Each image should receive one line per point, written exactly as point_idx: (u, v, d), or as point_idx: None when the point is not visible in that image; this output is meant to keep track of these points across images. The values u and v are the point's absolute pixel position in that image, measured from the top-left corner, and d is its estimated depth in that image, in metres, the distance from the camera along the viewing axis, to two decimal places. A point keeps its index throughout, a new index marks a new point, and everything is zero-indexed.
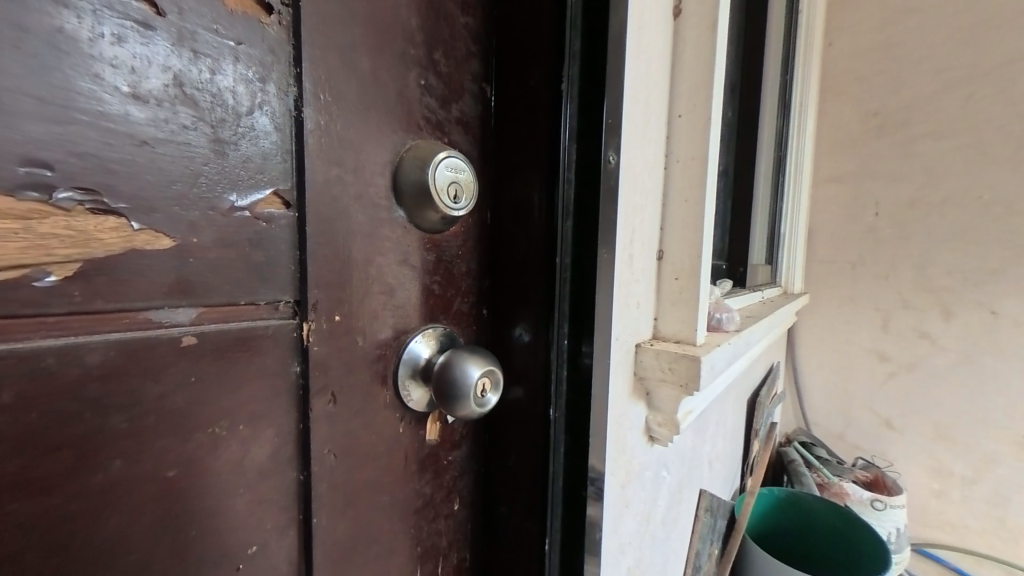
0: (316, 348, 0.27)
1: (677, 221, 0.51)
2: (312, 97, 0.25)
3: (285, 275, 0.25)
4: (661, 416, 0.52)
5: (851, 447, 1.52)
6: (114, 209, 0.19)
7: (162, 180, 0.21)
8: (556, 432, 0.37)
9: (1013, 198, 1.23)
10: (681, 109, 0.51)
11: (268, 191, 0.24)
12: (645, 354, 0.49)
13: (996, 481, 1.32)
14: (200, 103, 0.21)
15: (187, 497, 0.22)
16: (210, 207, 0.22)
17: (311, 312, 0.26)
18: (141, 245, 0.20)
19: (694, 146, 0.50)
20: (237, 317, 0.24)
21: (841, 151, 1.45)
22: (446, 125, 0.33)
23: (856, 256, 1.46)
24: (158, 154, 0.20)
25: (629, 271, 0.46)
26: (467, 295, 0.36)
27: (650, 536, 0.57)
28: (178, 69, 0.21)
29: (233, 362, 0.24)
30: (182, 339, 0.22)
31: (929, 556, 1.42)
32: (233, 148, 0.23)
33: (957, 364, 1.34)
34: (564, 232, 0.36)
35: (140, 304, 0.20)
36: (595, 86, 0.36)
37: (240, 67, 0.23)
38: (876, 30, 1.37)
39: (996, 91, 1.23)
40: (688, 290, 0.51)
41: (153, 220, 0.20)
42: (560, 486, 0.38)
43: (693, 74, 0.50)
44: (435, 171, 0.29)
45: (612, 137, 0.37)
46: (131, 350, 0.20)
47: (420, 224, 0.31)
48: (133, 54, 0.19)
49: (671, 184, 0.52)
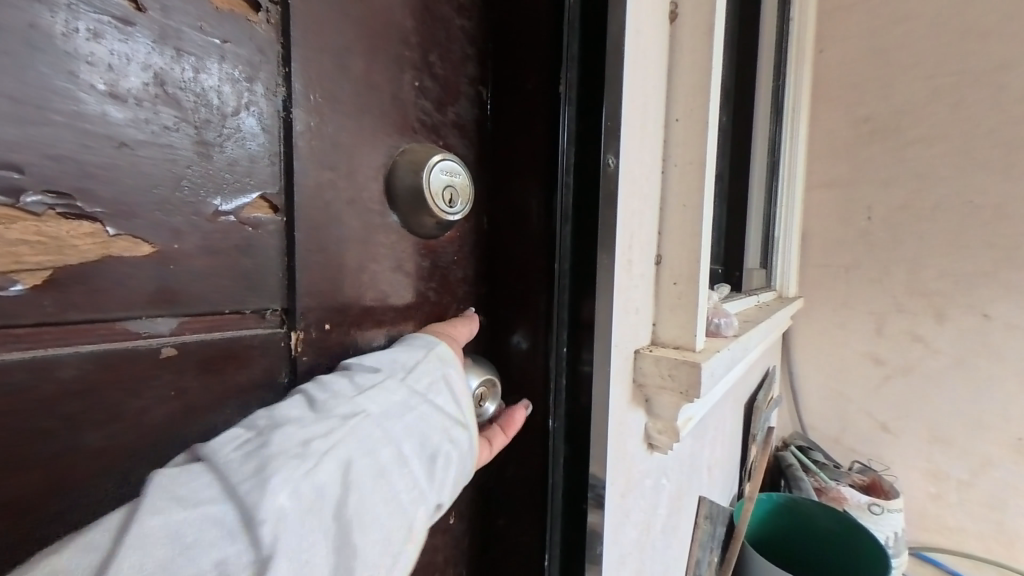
0: (305, 358, 0.26)
1: (675, 226, 0.51)
2: (302, 98, 0.24)
3: (273, 282, 0.24)
4: (660, 423, 0.51)
5: (847, 451, 1.51)
6: (89, 214, 0.18)
7: (142, 184, 0.19)
8: (555, 441, 0.36)
9: (1003, 202, 1.25)
10: (677, 114, 0.50)
11: (255, 195, 0.23)
12: (644, 361, 0.49)
13: (993, 484, 1.32)
14: (184, 103, 0.20)
15: None
16: (194, 212, 0.21)
17: (300, 321, 0.25)
18: (119, 252, 0.19)
19: (691, 150, 0.49)
20: (221, 327, 0.23)
21: (835, 156, 1.46)
22: (442, 128, 0.32)
23: (850, 260, 1.46)
24: (138, 157, 0.19)
25: (628, 277, 0.45)
26: (464, 302, 0.35)
27: (651, 544, 0.56)
28: (160, 68, 0.20)
29: (220, 375, 0.23)
30: (162, 350, 0.21)
31: (927, 559, 1.41)
32: (219, 150, 0.22)
33: (952, 367, 1.34)
34: (561, 238, 0.35)
35: (118, 315, 0.19)
36: (593, 85, 0.35)
37: (226, 66, 0.22)
38: (866, 38, 1.38)
39: (985, 98, 1.25)
40: (687, 294, 0.51)
41: (132, 225, 0.19)
42: (560, 497, 0.37)
43: (689, 79, 0.49)
44: (429, 175, 0.29)
45: (611, 141, 0.36)
46: (106, 363, 0.19)
47: (416, 230, 0.30)
48: (111, 50, 0.18)
49: (668, 190, 0.51)
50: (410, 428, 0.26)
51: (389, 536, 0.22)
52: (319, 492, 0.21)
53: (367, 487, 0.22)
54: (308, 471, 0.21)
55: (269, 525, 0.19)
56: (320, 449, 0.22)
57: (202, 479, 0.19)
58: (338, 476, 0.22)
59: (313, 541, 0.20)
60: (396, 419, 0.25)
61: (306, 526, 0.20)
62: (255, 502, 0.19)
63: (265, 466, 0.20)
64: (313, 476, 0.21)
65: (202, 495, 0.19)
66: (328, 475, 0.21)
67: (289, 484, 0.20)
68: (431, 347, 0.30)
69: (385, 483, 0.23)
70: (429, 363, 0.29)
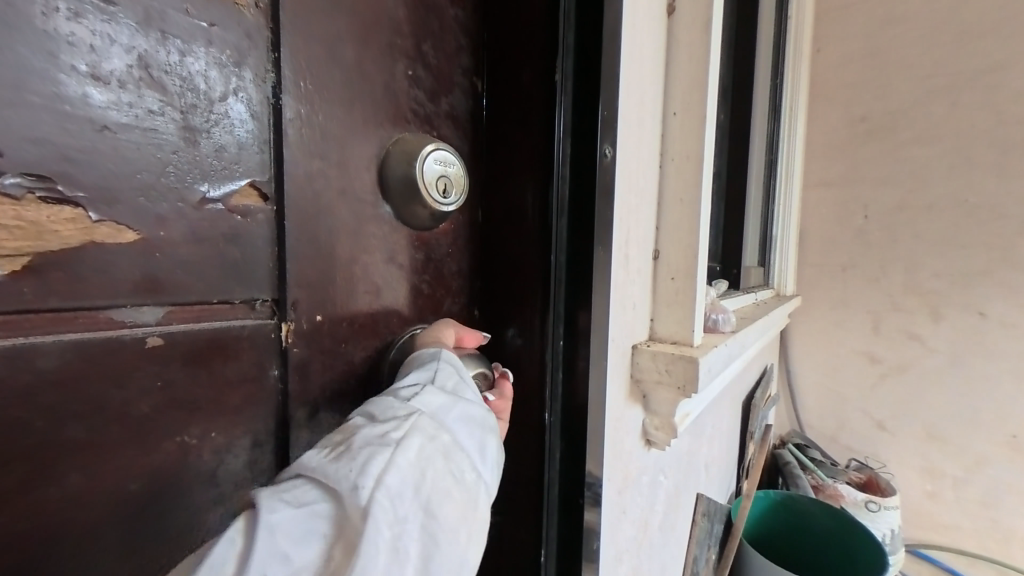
0: (296, 350, 0.25)
1: (671, 221, 0.51)
2: (291, 85, 0.24)
3: (263, 272, 0.24)
4: (658, 419, 0.51)
5: (843, 449, 1.52)
6: (70, 199, 0.18)
7: (127, 169, 0.19)
8: (551, 437, 0.36)
9: (999, 201, 1.25)
10: (675, 108, 0.50)
11: (244, 182, 0.23)
12: (641, 356, 0.48)
13: (987, 481, 1.33)
14: (169, 87, 0.20)
15: (154, 511, 0.21)
16: (180, 200, 0.21)
17: (290, 312, 0.25)
18: (102, 239, 0.19)
19: (688, 144, 0.49)
20: (209, 317, 0.22)
21: (832, 155, 1.45)
22: (436, 119, 0.31)
23: (847, 258, 1.46)
24: (123, 141, 0.19)
25: (625, 272, 0.45)
26: (458, 296, 0.35)
27: (648, 542, 0.56)
28: (144, 50, 0.19)
29: (208, 366, 0.22)
30: (148, 340, 0.20)
31: (922, 556, 1.42)
32: (206, 137, 0.21)
33: (947, 365, 1.35)
34: (558, 230, 0.34)
35: (101, 304, 0.19)
36: (591, 74, 0.34)
37: (213, 50, 0.21)
38: (864, 36, 1.38)
39: (981, 97, 1.25)
40: (685, 291, 0.50)
41: (115, 212, 0.19)
42: (555, 493, 0.37)
43: (686, 74, 0.49)
44: (423, 165, 0.28)
45: (608, 131, 0.36)
46: (89, 352, 0.19)
47: (409, 222, 0.30)
48: (93, 31, 0.18)
49: (666, 185, 0.51)
50: (470, 413, 0.25)
51: (466, 520, 0.22)
52: (405, 479, 0.21)
53: (446, 472, 0.22)
54: (390, 460, 0.21)
55: (366, 515, 0.19)
56: (394, 440, 0.22)
57: (303, 487, 0.21)
58: (418, 462, 0.22)
59: (403, 530, 0.20)
60: (452, 408, 0.25)
61: (397, 514, 0.20)
62: (350, 496, 0.20)
63: (352, 459, 0.21)
64: (396, 463, 0.21)
65: (305, 499, 0.20)
66: (409, 461, 0.21)
67: (376, 473, 0.20)
68: (439, 355, 0.28)
69: (458, 466, 0.23)
70: (452, 358, 0.28)
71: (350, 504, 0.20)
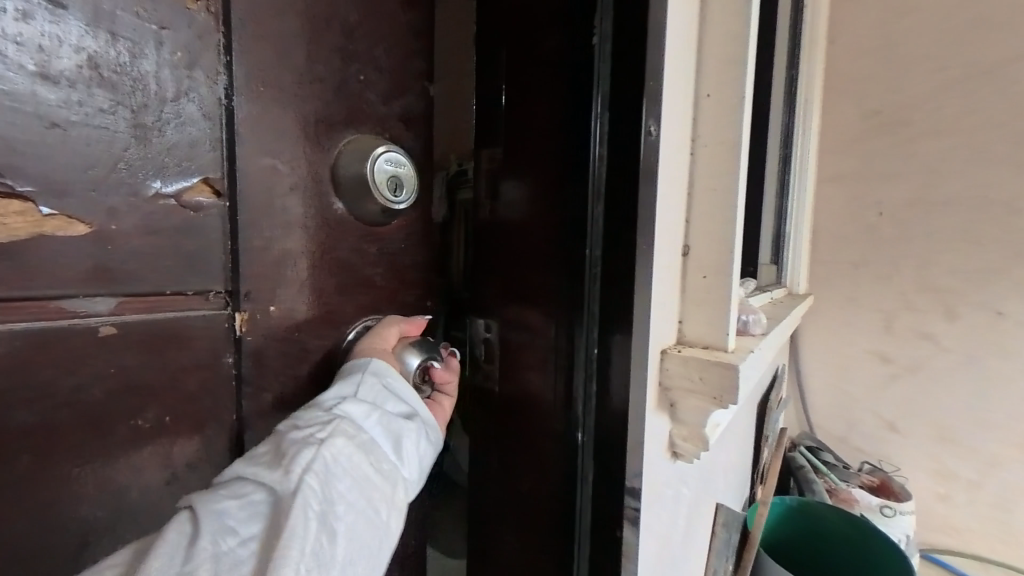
0: (249, 339, 0.26)
1: (704, 217, 0.46)
2: (244, 86, 0.25)
3: (216, 265, 0.25)
4: (685, 430, 0.48)
5: (854, 451, 1.48)
6: (20, 192, 0.19)
7: (76, 164, 0.20)
8: (585, 455, 0.34)
9: (1013, 197, 1.23)
10: (707, 89, 0.45)
11: (197, 178, 0.24)
12: (670, 361, 0.45)
13: (1001, 484, 1.30)
14: (120, 87, 0.21)
15: (102, 491, 0.21)
16: (133, 193, 0.22)
17: (244, 302, 0.26)
18: (52, 231, 0.20)
19: (723, 129, 0.44)
20: (163, 307, 0.23)
21: (843, 151, 1.43)
22: (388, 121, 0.32)
23: (858, 256, 1.43)
24: (71, 137, 0.20)
25: (661, 272, 0.42)
26: (414, 287, 0.35)
27: (668, 556, 0.53)
28: (93, 50, 0.20)
29: (161, 353, 0.23)
30: (100, 329, 0.21)
31: (936, 562, 1.38)
32: (157, 135, 0.22)
33: (961, 365, 1.32)
34: (595, 216, 0.32)
35: (52, 293, 0.20)
36: (638, 35, 0.30)
37: (164, 52, 0.22)
38: (877, 29, 1.36)
39: (993, 91, 1.24)
40: (716, 289, 0.46)
41: (65, 204, 0.20)
42: (589, 511, 0.34)
43: (719, 49, 0.44)
44: (373, 165, 0.29)
45: (653, 104, 0.32)
46: (41, 339, 0.20)
47: (360, 216, 0.30)
48: (41, 32, 0.19)
49: (696, 172, 0.46)
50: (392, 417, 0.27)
51: (387, 505, 0.24)
52: (331, 467, 0.23)
53: (367, 463, 0.24)
54: (316, 454, 0.23)
55: (294, 501, 0.21)
56: (319, 438, 0.24)
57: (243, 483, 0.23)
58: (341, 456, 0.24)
59: (329, 511, 0.22)
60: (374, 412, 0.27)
61: (325, 496, 0.22)
62: (281, 484, 0.22)
63: (283, 455, 0.23)
64: (323, 455, 0.23)
65: (242, 491, 0.22)
66: (333, 456, 0.23)
67: (305, 463, 0.23)
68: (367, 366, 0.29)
69: (380, 459, 0.25)
70: (382, 366, 0.29)
71: (282, 490, 0.22)
